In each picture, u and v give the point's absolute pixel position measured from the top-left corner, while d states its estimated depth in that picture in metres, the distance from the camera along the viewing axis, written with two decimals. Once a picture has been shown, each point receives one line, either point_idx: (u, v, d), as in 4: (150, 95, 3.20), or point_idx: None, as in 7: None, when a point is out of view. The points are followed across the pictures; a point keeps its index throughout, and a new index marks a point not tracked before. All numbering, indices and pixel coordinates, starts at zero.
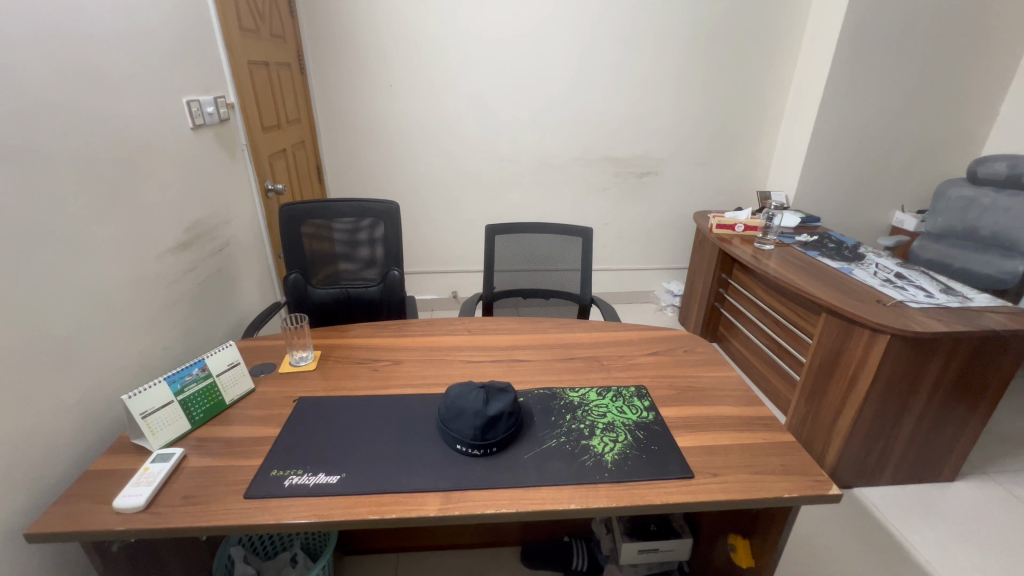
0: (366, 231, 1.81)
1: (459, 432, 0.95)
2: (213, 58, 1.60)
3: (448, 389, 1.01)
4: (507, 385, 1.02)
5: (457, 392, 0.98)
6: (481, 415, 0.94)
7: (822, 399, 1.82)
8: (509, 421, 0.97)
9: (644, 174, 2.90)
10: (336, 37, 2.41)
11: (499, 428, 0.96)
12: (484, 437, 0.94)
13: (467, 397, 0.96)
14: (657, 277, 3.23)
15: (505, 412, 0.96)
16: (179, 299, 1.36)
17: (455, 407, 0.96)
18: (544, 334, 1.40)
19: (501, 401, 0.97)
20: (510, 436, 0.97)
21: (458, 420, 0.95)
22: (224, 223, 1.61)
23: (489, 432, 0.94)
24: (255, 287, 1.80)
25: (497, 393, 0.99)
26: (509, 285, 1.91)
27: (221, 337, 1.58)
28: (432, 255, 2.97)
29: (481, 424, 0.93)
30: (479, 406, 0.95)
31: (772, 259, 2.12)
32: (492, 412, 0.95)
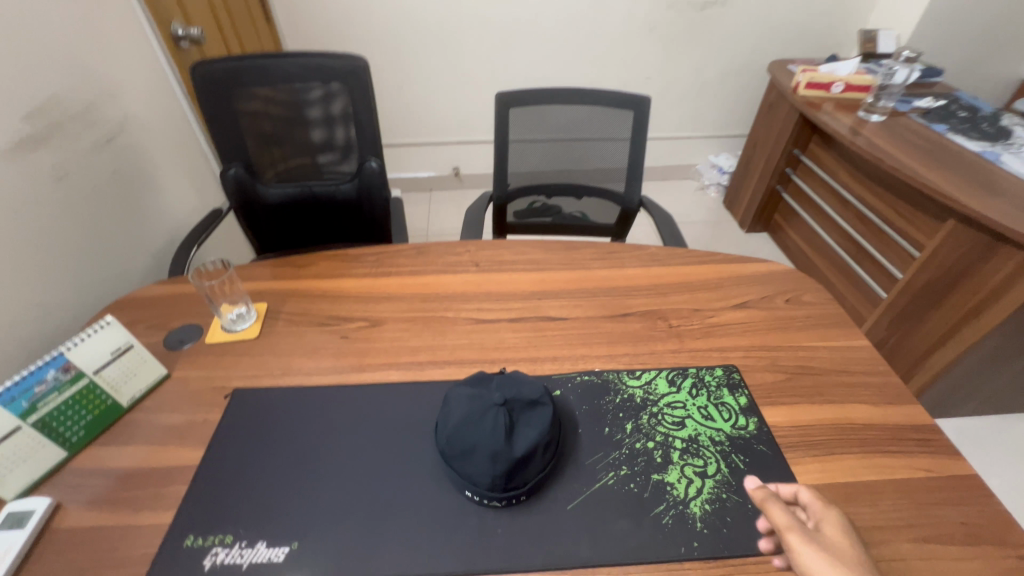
0: (320, 105, 1.27)
1: (469, 477, 0.62)
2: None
3: (448, 402, 0.66)
4: (541, 393, 0.67)
5: (461, 409, 0.63)
6: (503, 456, 0.60)
7: (915, 326, 1.47)
8: (545, 455, 0.63)
9: (708, 5, 2.12)
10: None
11: (531, 469, 0.62)
12: (507, 487, 0.61)
13: (481, 422, 0.61)
14: (703, 148, 2.64)
15: (538, 445, 0.62)
16: (41, 226, 0.91)
17: (461, 437, 0.62)
18: (584, 271, 0.99)
19: (533, 427, 0.63)
20: (547, 472, 0.65)
21: (466, 459, 0.61)
22: (105, 96, 1.08)
23: (515, 478, 0.61)
24: (183, 186, 1.34)
25: (524, 409, 0.64)
26: (530, 182, 1.43)
27: (144, 264, 1.18)
28: (425, 122, 2.36)
29: (503, 469, 0.60)
30: (501, 439, 0.60)
31: (881, 135, 1.57)
32: (520, 449, 0.61)
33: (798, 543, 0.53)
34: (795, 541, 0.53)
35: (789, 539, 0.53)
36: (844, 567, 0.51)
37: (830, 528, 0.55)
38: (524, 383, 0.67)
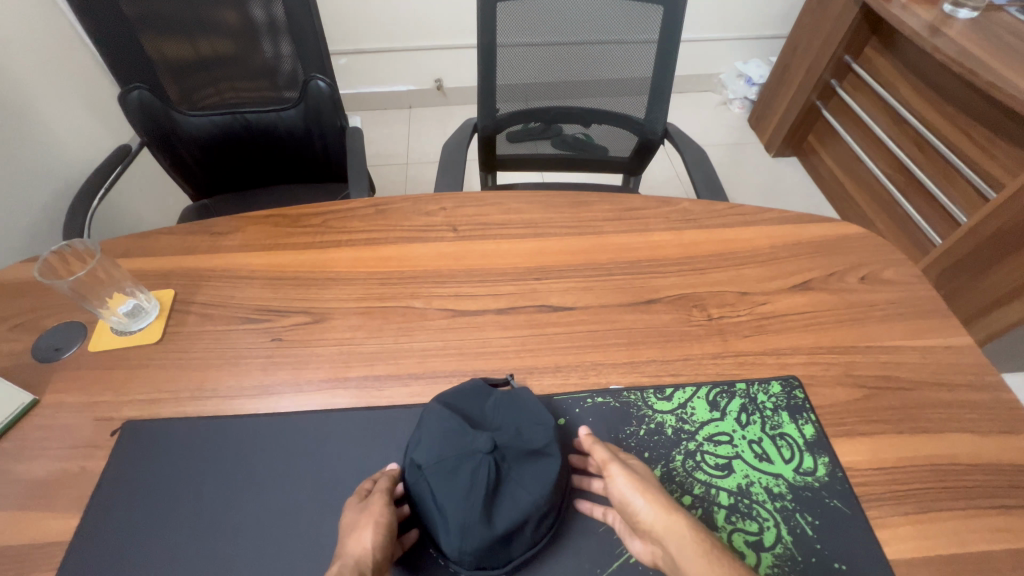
0: (241, 6, 0.96)
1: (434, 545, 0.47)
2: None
3: (418, 433, 0.50)
4: (549, 438, 0.49)
5: (434, 452, 0.47)
6: (478, 530, 0.44)
7: (975, 277, 1.27)
8: (539, 527, 0.47)
9: None
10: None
11: (516, 545, 0.46)
12: (481, 565, 0.46)
13: (457, 476, 0.45)
14: (730, 53, 2.23)
15: (527, 515, 0.45)
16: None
17: (428, 492, 0.46)
18: (595, 238, 0.75)
19: (526, 490, 0.46)
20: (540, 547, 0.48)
21: (432, 522, 0.46)
22: None
23: (492, 556, 0.46)
24: (70, 117, 1.04)
25: (518, 462, 0.47)
26: (525, 107, 1.13)
27: (25, 221, 0.94)
28: (397, 21, 1.93)
29: (475, 546, 0.44)
30: (478, 506, 0.44)
31: (970, 35, 1.23)
32: (503, 525, 0.45)
33: (616, 472, 0.48)
34: (614, 471, 0.48)
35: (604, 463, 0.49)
36: (652, 488, 0.47)
37: (638, 461, 0.51)
38: (528, 418, 0.50)
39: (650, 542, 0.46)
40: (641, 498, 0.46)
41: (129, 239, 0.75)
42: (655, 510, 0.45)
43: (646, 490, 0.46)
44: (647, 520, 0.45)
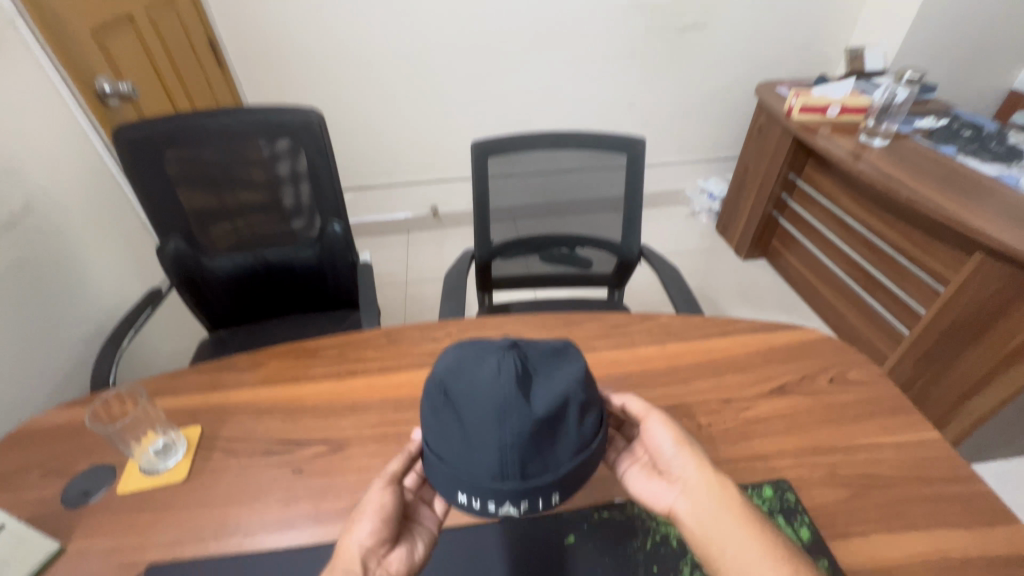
0: (270, 166, 1.13)
1: (477, 459, 0.50)
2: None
3: (441, 366, 0.56)
4: (559, 348, 0.57)
5: (455, 367, 0.53)
6: (521, 411, 0.49)
7: (946, 369, 1.35)
8: (577, 417, 0.52)
9: (687, 27, 2.02)
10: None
11: (559, 432, 0.51)
12: (530, 455, 0.50)
13: (486, 369, 0.52)
14: (691, 172, 2.53)
15: (560, 397, 0.51)
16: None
17: (461, 401, 0.51)
18: (588, 355, 0.83)
19: (553, 379, 0.53)
20: (582, 446, 0.53)
21: (470, 431, 0.51)
22: (7, 175, 0.94)
23: (540, 445, 0.50)
24: (113, 267, 1.18)
25: (539, 362, 0.54)
26: (516, 237, 1.28)
27: (59, 364, 1.02)
28: (397, 160, 2.21)
29: (518, 436, 0.49)
30: (512, 390, 0.50)
31: (886, 159, 1.46)
32: (541, 407, 0.50)
33: (654, 422, 0.62)
34: (653, 421, 0.62)
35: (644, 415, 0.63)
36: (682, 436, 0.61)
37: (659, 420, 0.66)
38: (539, 339, 0.59)
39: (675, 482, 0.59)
40: (676, 443, 0.60)
41: (159, 379, 0.81)
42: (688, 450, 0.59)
43: (678, 438, 0.60)
44: (681, 460, 0.59)
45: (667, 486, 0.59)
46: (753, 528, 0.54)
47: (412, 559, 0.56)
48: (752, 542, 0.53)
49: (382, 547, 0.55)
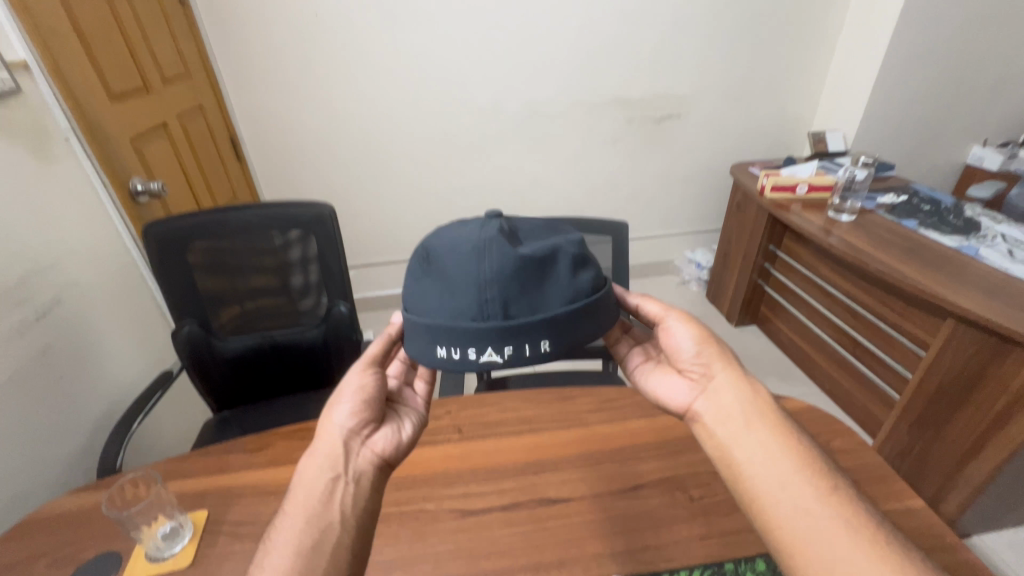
0: (283, 252, 1.22)
1: (465, 302, 0.66)
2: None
3: (440, 237, 0.73)
4: (541, 229, 0.76)
5: (451, 237, 0.71)
6: (506, 252, 0.66)
7: (939, 433, 1.37)
8: (560, 269, 0.69)
9: (664, 118, 2.24)
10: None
11: (539, 272, 0.67)
12: (517, 287, 0.66)
13: (479, 229, 0.70)
14: (679, 244, 2.66)
15: (540, 249, 0.68)
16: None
17: (449, 258, 0.69)
18: (582, 429, 0.87)
19: (537, 242, 0.71)
20: (562, 291, 0.68)
21: (458, 279, 0.67)
22: (43, 271, 1.03)
23: (524, 279, 0.66)
24: (127, 350, 1.25)
25: (522, 234, 0.73)
26: None
27: (67, 448, 1.07)
28: (400, 240, 2.33)
29: (496, 273, 0.65)
30: (500, 240, 0.67)
31: (854, 233, 1.57)
32: (524, 251, 0.67)
33: (670, 319, 0.74)
34: (670, 318, 0.74)
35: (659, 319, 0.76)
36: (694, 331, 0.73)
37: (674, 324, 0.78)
38: (526, 223, 0.77)
39: (689, 374, 0.71)
40: (689, 339, 0.72)
41: (168, 462, 0.84)
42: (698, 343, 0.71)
43: (690, 333, 0.72)
44: (693, 351, 0.71)
45: (684, 380, 0.71)
46: (767, 428, 0.62)
47: (390, 438, 0.70)
48: (767, 441, 0.61)
49: (361, 431, 0.68)
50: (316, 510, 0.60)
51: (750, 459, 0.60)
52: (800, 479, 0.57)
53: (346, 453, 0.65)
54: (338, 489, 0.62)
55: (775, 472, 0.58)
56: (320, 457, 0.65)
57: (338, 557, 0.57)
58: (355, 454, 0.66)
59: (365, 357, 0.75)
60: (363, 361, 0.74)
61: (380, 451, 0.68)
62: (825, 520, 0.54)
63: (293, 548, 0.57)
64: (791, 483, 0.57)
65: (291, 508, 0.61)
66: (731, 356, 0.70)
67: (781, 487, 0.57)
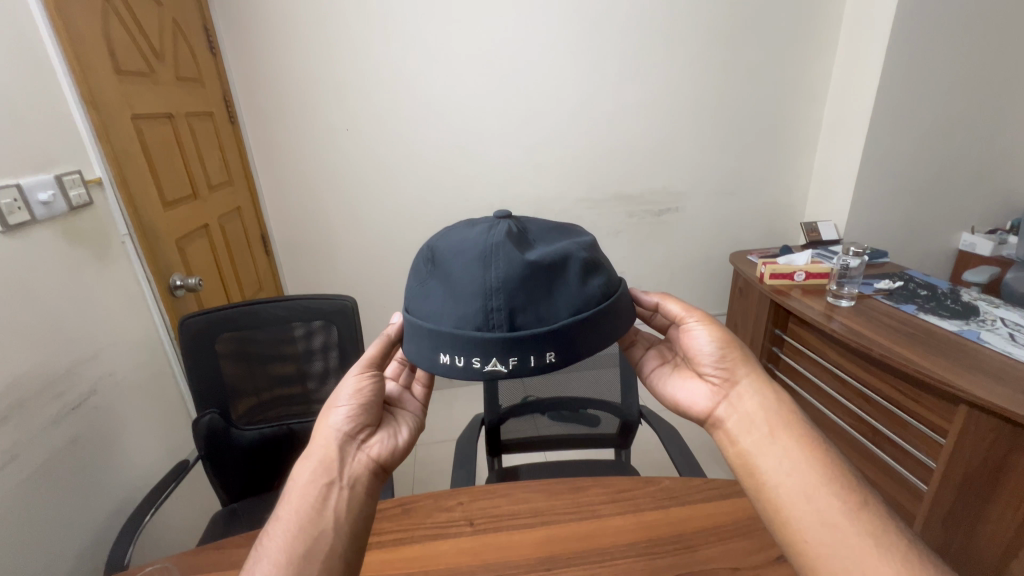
0: (305, 341, 1.28)
1: (473, 311, 0.72)
2: (52, 106, 1.09)
3: (448, 242, 0.80)
4: (546, 236, 0.83)
5: (461, 241, 0.78)
6: (513, 258, 0.73)
7: (976, 523, 1.32)
8: (563, 274, 0.76)
9: (662, 211, 2.40)
10: (268, 54, 1.89)
11: (544, 278, 0.74)
12: (523, 290, 0.72)
13: (488, 235, 0.77)
14: None
15: (545, 254, 0.76)
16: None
17: (457, 267, 0.75)
18: (595, 521, 0.86)
19: (543, 248, 0.78)
20: (565, 297, 0.75)
21: (466, 288, 0.73)
22: (85, 361, 1.11)
23: (530, 282, 0.73)
24: (147, 438, 1.28)
25: (528, 239, 0.80)
26: (523, 400, 1.38)
27: (78, 541, 1.06)
28: None
29: (502, 284, 0.72)
30: (509, 245, 0.75)
31: (854, 318, 1.62)
32: (532, 257, 0.74)
33: (691, 322, 0.87)
34: (691, 321, 0.87)
35: (683, 319, 0.88)
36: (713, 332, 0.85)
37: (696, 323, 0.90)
38: (533, 230, 0.85)
39: (706, 375, 0.82)
40: (706, 341, 0.83)
41: (181, 558, 0.84)
42: (715, 346, 0.83)
43: (708, 335, 0.84)
44: (709, 352, 0.83)
45: (703, 383, 0.82)
46: (792, 437, 0.70)
47: (381, 443, 0.76)
48: (791, 450, 0.69)
49: (353, 437, 0.74)
50: (311, 517, 0.66)
51: (776, 467, 0.68)
52: (823, 490, 0.65)
53: (339, 458, 0.71)
54: (331, 494, 0.68)
55: (801, 481, 0.66)
56: (314, 463, 0.71)
57: (330, 559, 0.63)
58: (349, 459, 0.72)
59: (361, 362, 0.81)
60: (359, 365, 0.80)
61: (372, 456, 0.74)
62: (849, 534, 0.61)
63: (286, 550, 0.63)
64: (815, 495, 0.65)
65: (285, 513, 0.67)
66: (749, 363, 0.81)
67: (807, 497, 0.65)
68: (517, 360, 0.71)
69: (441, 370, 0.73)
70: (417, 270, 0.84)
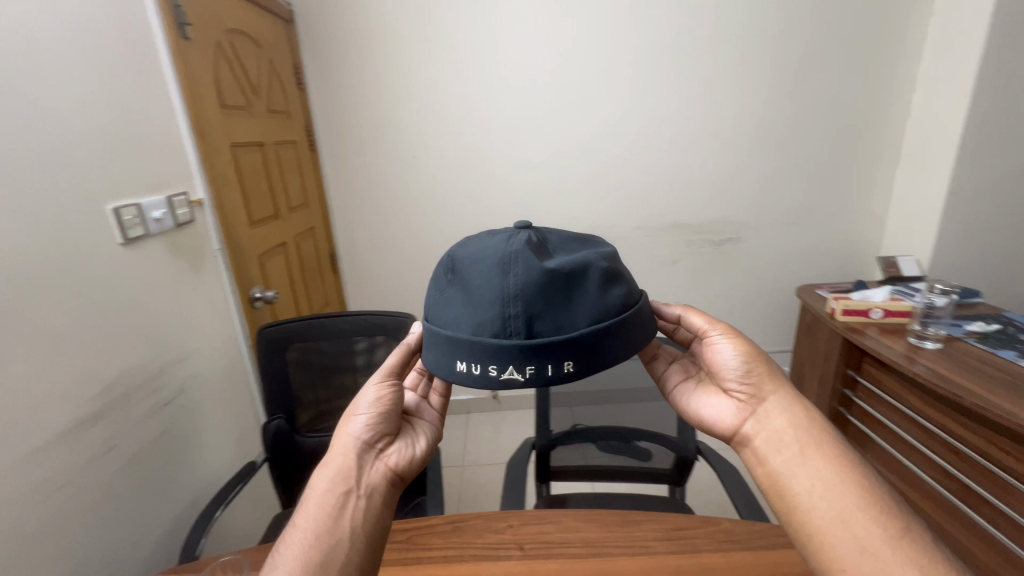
0: (366, 355, 1.34)
1: (490, 318, 0.71)
2: (169, 137, 1.25)
3: (466, 250, 0.80)
4: (566, 245, 0.82)
5: (479, 249, 0.78)
6: (533, 265, 0.72)
7: None
8: (584, 283, 0.74)
9: (723, 242, 2.33)
10: (347, 89, 2.06)
11: (563, 286, 0.73)
12: (541, 298, 0.71)
13: (507, 242, 0.76)
14: None
15: (564, 262, 0.75)
16: (22, 506, 0.84)
17: (475, 274, 0.75)
18: (647, 557, 0.83)
19: (563, 257, 0.77)
20: (586, 306, 0.73)
21: (483, 295, 0.73)
22: (177, 362, 1.22)
23: (549, 289, 0.72)
24: (221, 437, 1.38)
25: (548, 247, 0.79)
26: (573, 427, 1.37)
27: (158, 528, 1.15)
28: None
29: (520, 291, 0.71)
30: (527, 253, 0.74)
31: (939, 361, 1.48)
32: (550, 265, 0.73)
33: (713, 335, 0.84)
34: (714, 334, 0.84)
35: (705, 332, 0.85)
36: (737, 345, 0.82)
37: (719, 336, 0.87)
38: (552, 239, 0.84)
39: (731, 392, 0.80)
40: (730, 355, 0.81)
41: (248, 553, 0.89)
42: (739, 360, 0.80)
43: (731, 349, 0.81)
44: (733, 366, 0.80)
45: (728, 399, 0.80)
46: (823, 459, 0.68)
47: (399, 452, 0.77)
48: (824, 471, 0.67)
49: (372, 446, 0.76)
50: (328, 525, 0.68)
51: (809, 490, 0.66)
52: (860, 517, 0.62)
53: (357, 468, 0.73)
54: (348, 503, 0.70)
55: (835, 505, 0.63)
56: (333, 471, 0.73)
57: (345, 568, 0.65)
58: (365, 468, 0.73)
59: (381, 370, 0.82)
60: (379, 373, 0.81)
61: (390, 465, 0.75)
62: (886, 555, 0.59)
63: (302, 556, 0.65)
64: (854, 520, 0.62)
65: (303, 520, 0.69)
66: (775, 376, 0.79)
67: (843, 525, 0.62)
68: (534, 369, 0.70)
69: (458, 378, 0.73)
70: (435, 279, 0.84)
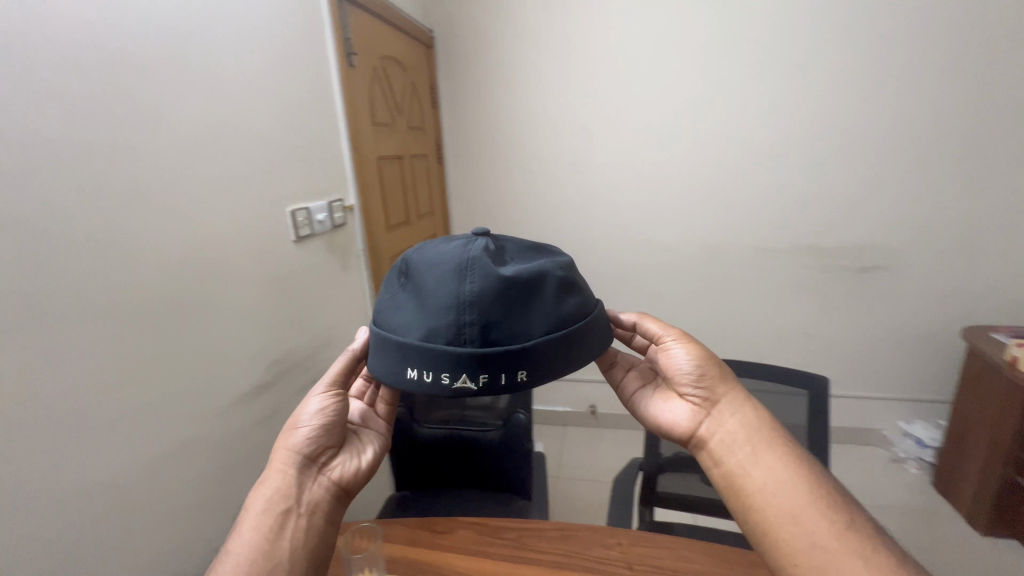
0: None
1: (444, 324, 0.70)
2: (332, 152, 1.45)
3: (419, 255, 0.78)
4: (522, 252, 0.82)
5: (434, 254, 0.76)
6: (490, 273, 0.71)
7: None
8: (541, 292, 0.73)
9: (868, 269, 2.07)
10: (476, 107, 2.20)
11: (519, 293, 0.72)
12: (498, 305, 0.70)
13: (464, 248, 0.75)
14: (889, 411, 2.25)
15: (519, 270, 0.74)
16: (206, 449, 1.03)
17: (430, 279, 0.73)
18: None
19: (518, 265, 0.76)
20: (542, 315, 0.72)
21: (437, 300, 0.71)
22: (322, 346, 1.41)
23: (504, 296, 0.70)
24: None
25: (503, 254, 0.79)
26: (684, 454, 1.30)
27: None
28: None
29: (475, 299, 0.70)
30: (484, 259, 0.73)
31: None
32: (507, 273, 0.72)
33: (668, 340, 0.84)
34: (668, 340, 0.84)
35: (660, 339, 0.85)
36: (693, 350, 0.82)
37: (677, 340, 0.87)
38: (510, 247, 0.83)
39: (687, 396, 0.80)
40: (683, 359, 0.81)
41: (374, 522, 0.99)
42: (690, 364, 0.80)
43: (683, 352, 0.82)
44: (684, 369, 0.80)
45: (684, 402, 0.80)
46: (776, 457, 0.70)
47: (343, 465, 0.77)
48: (774, 468, 0.69)
49: (314, 461, 0.75)
50: (265, 547, 0.67)
51: (763, 488, 0.68)
52: (811, 511, 0.65)
53: (298, 485, 0.73)
54: (289, 522, 0.70)
55: (785, 499, 0.66)
56: (271, 490, 0.72)
57: None
58: (306, 485, 0.73)
59: (325, 380, 0.82)
60: (323, 384, 0.81)
61: (333, 478, 0.75)
62: (839, 549, 0.61)
63: None
64: (805, 516, 0.64)
65: (237, 544, 0.68)
66: (731, 384, 0.79)
67: (795, 518, 0.64)
68: (487, 377, 0.69)
69: (407, 385, 0.70)
70: (389, 282, 0.82)
